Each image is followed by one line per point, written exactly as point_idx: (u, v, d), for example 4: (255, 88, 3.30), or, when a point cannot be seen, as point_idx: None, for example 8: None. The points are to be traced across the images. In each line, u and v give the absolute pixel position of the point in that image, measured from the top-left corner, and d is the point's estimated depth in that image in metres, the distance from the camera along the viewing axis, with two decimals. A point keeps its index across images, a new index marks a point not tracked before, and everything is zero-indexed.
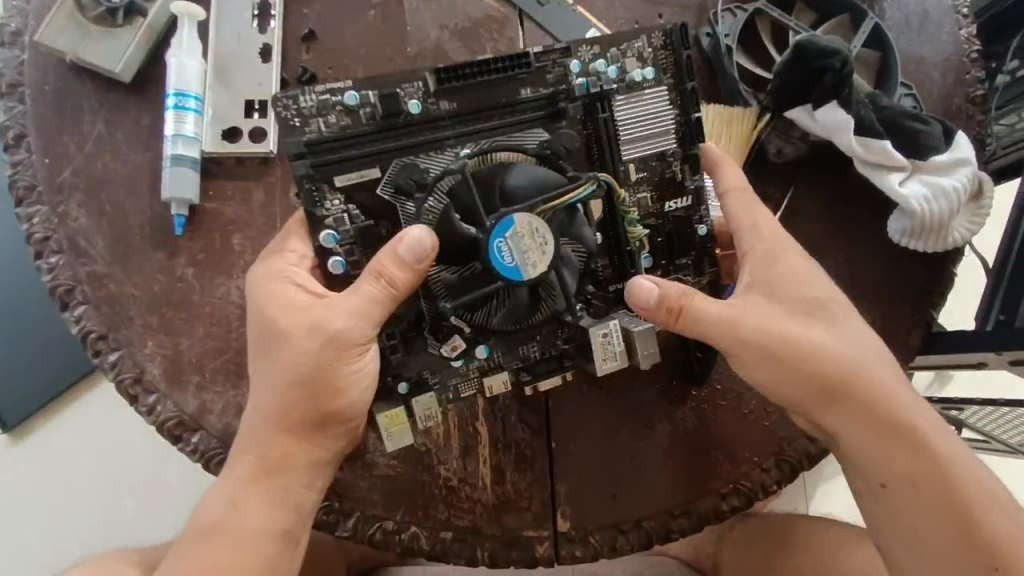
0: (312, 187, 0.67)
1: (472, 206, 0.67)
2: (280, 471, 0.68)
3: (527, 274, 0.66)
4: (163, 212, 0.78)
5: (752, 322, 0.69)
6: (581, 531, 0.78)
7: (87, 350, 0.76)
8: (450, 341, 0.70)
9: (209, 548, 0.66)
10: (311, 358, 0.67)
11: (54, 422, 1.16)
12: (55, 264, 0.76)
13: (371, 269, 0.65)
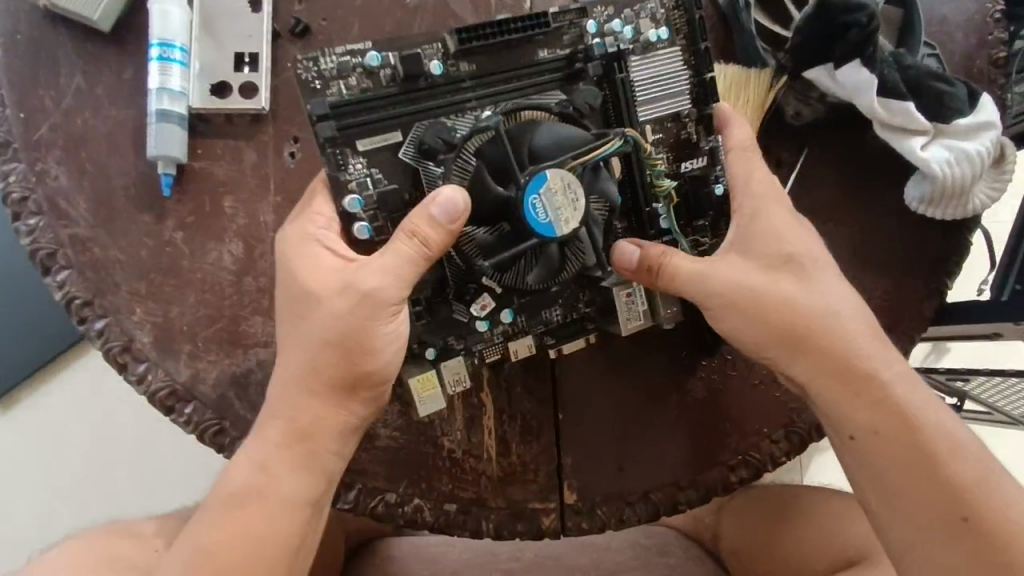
0: (335, 151, 0.64)
1: (506, 165, 0.63)
2: (311, 437, 0.62)
3: (561, 231, 0.63)
4: (149, 172, 0.74)
5: (724, 276, 0.67)
6: (588, 502, 0.76)
7: (71, 317, 0.72)
8: (480, 300, 0.67)
9: (229, 516, 0.60)
10: (346, 319, 0.61)
11: (41, 392, 1.13)
12: (35, 226, 0.72)
13: (404, 227, 0.60)
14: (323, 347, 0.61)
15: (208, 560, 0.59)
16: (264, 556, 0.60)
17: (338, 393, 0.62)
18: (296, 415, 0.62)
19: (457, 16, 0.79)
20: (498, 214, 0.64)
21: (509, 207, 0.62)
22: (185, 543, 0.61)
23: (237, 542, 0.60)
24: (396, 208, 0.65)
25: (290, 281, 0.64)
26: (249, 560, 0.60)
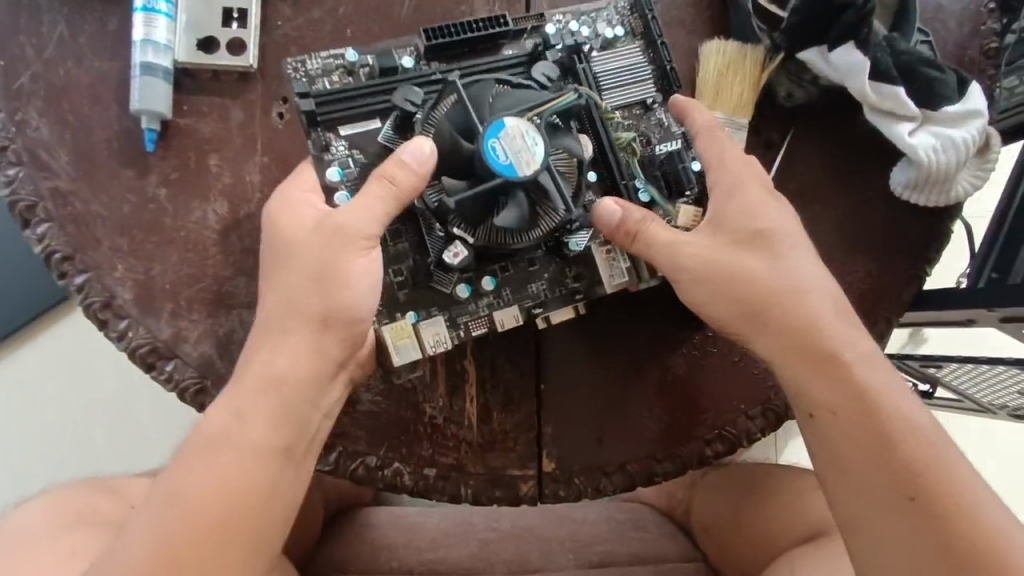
0: (320, 135, 0.68)
1: (470, 123, 0.65)
2: (288, 382, 0.61)
3: (522, 172, 0.63)
4: (133, 127, 0.72)
5: (699, 249, 0.67)
6: (566, 471, 0.77)
7: (51, 272, 0.71)
8: (452, 248, 0.66)
9: (202, 460, 0.59)
10: (321, 257, 0.62)
11: (22, 349, 1.12)
12: (14, 177, 0.70)
13: (378, 173, 0.62)
14: (305, 289, 0.62)
15: (182, 508, 0.57)
16: (240, 504, 0.58)
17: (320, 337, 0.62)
18: (274, 360, 0.61)
19: None
20: (470, 167, 0.65)
21: (473, 157, 0.65)
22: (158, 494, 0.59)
23: (212, 489, 0.58)
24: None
25: (272, 232, 0.64)
26: (225, 508, 0.58)
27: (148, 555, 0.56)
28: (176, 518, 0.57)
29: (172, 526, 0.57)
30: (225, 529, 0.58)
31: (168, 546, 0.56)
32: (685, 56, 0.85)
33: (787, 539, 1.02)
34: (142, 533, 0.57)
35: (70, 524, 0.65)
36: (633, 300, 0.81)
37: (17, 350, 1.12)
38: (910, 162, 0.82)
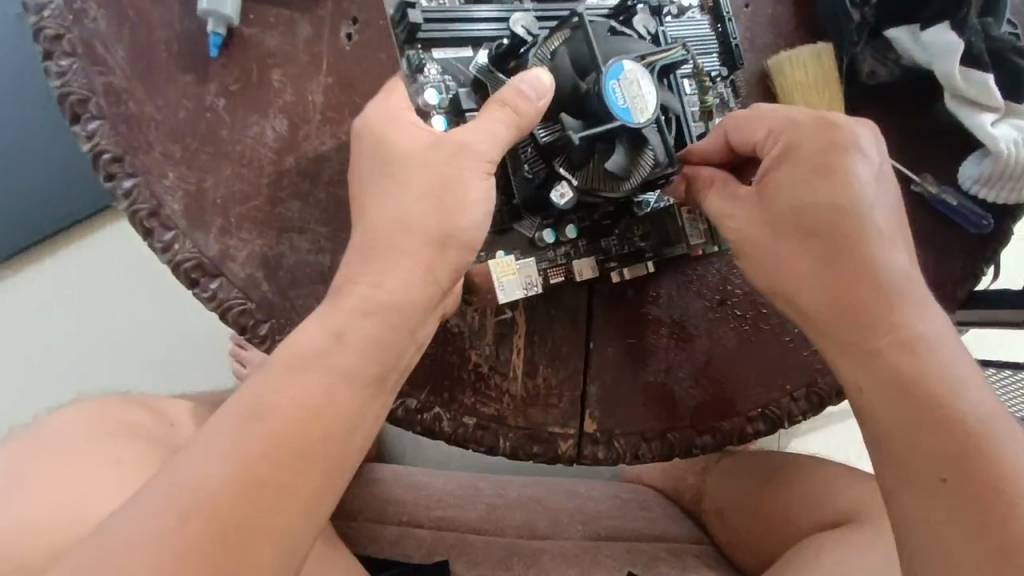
0: (413, 55, 0.68)
1: (587, 61, 0.63)
2: (393, 305, 0.56)
3: (636, 119, 0.62)
4: (196, 30, 0.69)
5: (732, 207, 0.66)
6: (606, 433, 0.76)
7: (98, 173, 0.67)
8: (558, 188, 0.65)
9: (293, 379, 0.52)
10: (441, 171, 0.57)
11: (86, 253, 1.26)
12: (66, 68, 0.66)
13: (495, 102, 0.58)
14: (422, 207, 0.57)
15: (265, 424, 0.50)
16: (328, 429, 0.52)
17: (433, 262, 0.57)
18: (381, 280, 0.56)
19: None
20: (583, 106, 0.63)
21: (586, 95, 0.62)
22: (229, 412, 0.51)
23: (300, 408, 0.51)
24: (472, 108, 0.66)
25: (378, 144, 0.59)
26: (311, 429, 0.51)
27: (219, 476, 0.48)
28: (256, 435, 0.50)
29: (249, 444, 0.49)
30: (302, 443, 0.51)
31: (243, 466, 0.49)
32: (765, 23, 0.82)
33: (805, 525, 1.02)
34: (209, 452, 0.49)
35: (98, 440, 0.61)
36: (695, 265, 0.79)
37: (81, 265, 1.26)
38: (988, 155, 0.79)
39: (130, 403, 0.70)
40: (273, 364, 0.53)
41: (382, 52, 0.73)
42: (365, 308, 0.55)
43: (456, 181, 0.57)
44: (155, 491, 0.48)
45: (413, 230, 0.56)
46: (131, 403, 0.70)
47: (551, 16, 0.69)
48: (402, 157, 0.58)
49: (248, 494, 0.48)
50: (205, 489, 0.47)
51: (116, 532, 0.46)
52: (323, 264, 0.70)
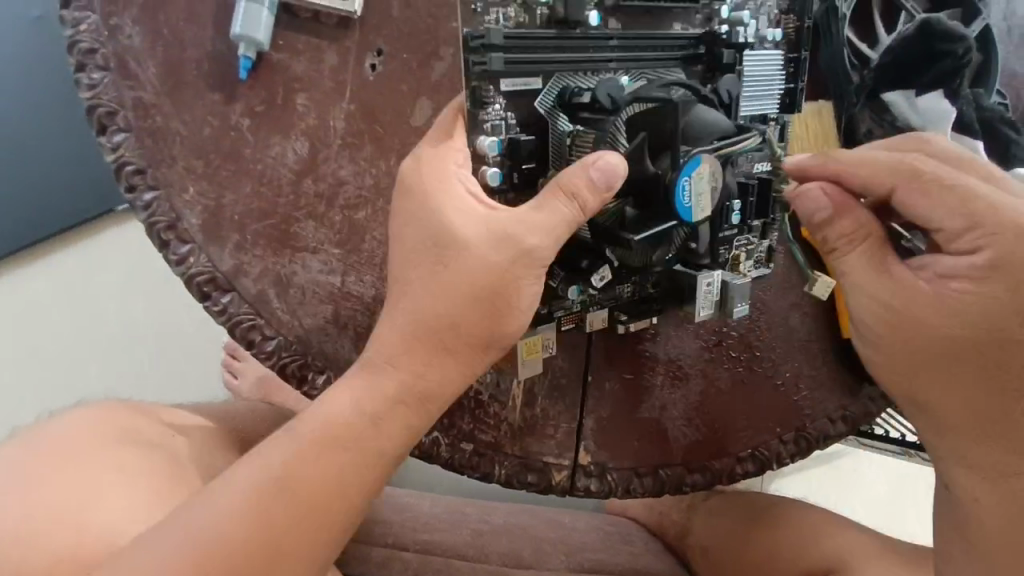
0: (477, 86, 0.60)
1: (668, 142, 0.62)
2: (429, 393, 0.57)
3: (696, 218, 0.65)
4: (227, 52, 0.71)
5: (866, 285, 0.62)
6: (599, 466, 0.77)
7: (119, 183, 0.69)
8: (600, 272, 0.67)
9: (323, 455, 0.53)
10: (497, 271, 0.56)
11: (96, 253, 1.28)
12: (98, 81, 0.68)
13: (563, 186, 0.57)
14: (472, 313, 0.56)
15: (292, 501, 0.52)
16: (345, 501, 0.54)
17: (470, 351, 0.57)
18: (425, 372, 0.56)
19: None
20: (648, 191, 0.63)
21: (658, 177, 0.62)
22: (246, 472, 0.52)
23: (324, 477, 0.53)
24: (528, 158, 0.62)
25: (424, 214, 0.58)
26: (329, 492, 0.53)
27: (231, 540, 0.50)
28: (270, 494, 0.52)
29: (261, 508, 0.51)
30: (320, 515, 0.53)
31: (256, 531, 0.50)
32: None
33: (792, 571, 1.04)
34: (222, 509, 0.51)
35: (99, 445, 0.62)
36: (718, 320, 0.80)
37: (88, 267, 1.27)
38: None
39: (132, 409, 0.71)
40: (293, 429, 0.54)
41: (404, 85, 0.76)
42: (397, 386, 0.56)
43: (511, 284, 0.56)
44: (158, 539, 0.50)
45: (462, 328, 0.56)
46: (135, 410, 0.71)
47: (631, 55, 0.66)
48: (453, 235, 0.56)
49: (267, 564, 0.50)
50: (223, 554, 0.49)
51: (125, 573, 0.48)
52: (333, 284, 0.72)
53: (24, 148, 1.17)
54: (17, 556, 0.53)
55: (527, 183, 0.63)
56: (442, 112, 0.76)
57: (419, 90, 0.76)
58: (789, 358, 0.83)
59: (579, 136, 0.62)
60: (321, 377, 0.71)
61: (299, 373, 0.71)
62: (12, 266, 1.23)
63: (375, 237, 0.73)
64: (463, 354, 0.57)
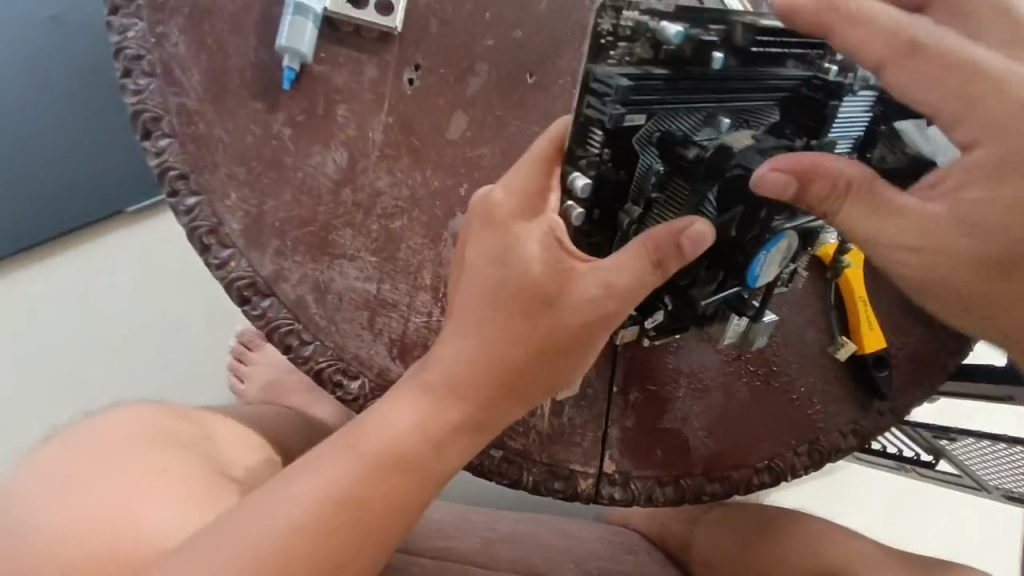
0: (585, 123, 0.54)
1: (755, 217, 0.62)
2: (485, 420, 0.58)
3: (759, 284, 0.67)
4: (271, 62, 0.72)
5: (891, 231, 0.56)
6: (624, 474, 0.79)
7: (162, 188, 0.70)
8: (654, 317, 0.69)
9: (382, 474, 0.54)
10: (572, 333, 0.56)
11: (136, 251, 1.47)
12: (144, 87, 0.69)
13: (651, 250, 0.55)
14: (536, 363, 0.57)
15: (352, 518, 0.53)
16: (400, 516, 0.55)
17: (533, 391, 0.58)
18: (485, 404, 0.57)
19: None
20: (725, 257, 0.64)
21: (740, 242, 0.63)
22: (304, 482, 0.53)
23: (382, 496, 0.54)
24: (611, 201, 0.59)
25: (499, 246, 0.56)
26: (384, 511, 0.54)
27: (289, 553, 0.50)
28: (329, 510, 0.52)
29: (318, 522, 0.51)
30: (375, 528, 0.54)
31: (313, 545, 0.51)
32: None
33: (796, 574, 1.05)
34: (280, 520, 0.51)
35: (141, 439, 0.64)
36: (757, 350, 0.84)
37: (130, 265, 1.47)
38: None
39: (166, 409, 0.72)
40: (352, 444, 0.55)
41: (441, 99, 0.78)
42: (460, 416, 0.57)
43: (583, 339, 0.57)
44: (209, 541, 0.51)
45: (527, 370, 0.57)
46: (168, 409, 0.73)
47: (740, 103, 0.59)
48: (533, 283, 0.55)
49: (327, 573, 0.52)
50: (284, 563, 0.50)
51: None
52: (369, 291, 0.73)
53: (24, 144, 1.32)
54: (70, 552, 0.55)
55: (604, 225, 0.61)
56: (477, 126, 0.78)
57: (456, 105, 0.78)
58: (805, 373, 0.86)
59: (670, 186, 0.60)
60: (355, 383, 0.72)
61: (335, 378, 0.72)
62: (70, 263, 1.45)
63: (410, 245, 0.75)
64: (529, 397, 0.59)
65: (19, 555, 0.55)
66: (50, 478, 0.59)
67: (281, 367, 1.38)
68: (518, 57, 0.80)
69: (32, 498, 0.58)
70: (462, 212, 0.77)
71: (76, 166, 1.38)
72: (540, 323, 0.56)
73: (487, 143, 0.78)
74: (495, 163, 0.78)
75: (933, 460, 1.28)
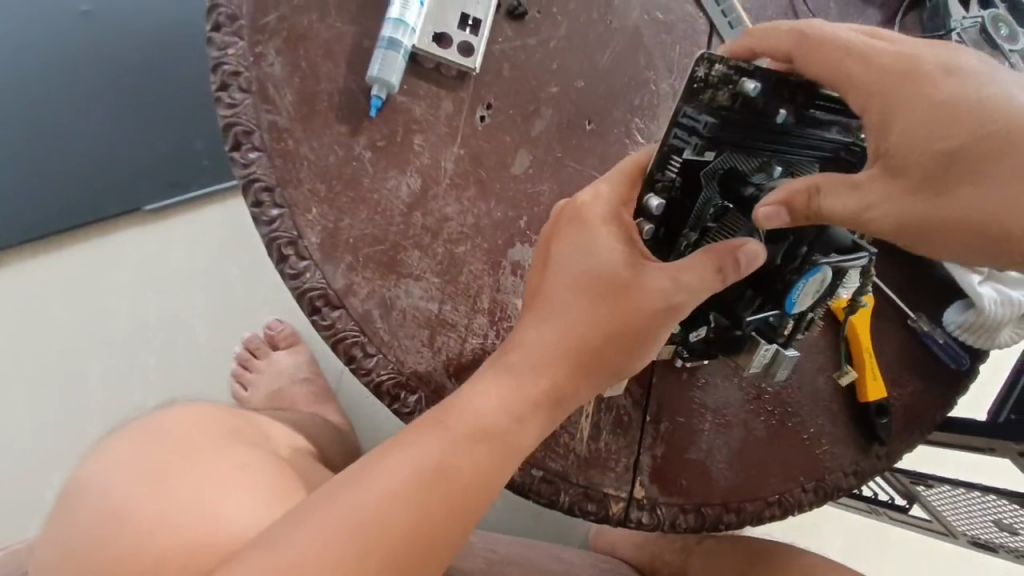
0: (666, 153, 0.64)
1: (798, 247, 0.69)
2: (559, 405, 0.63)
3: (796, 310, 0.71)
4: (358, 90, 0.77)
5: (852, 203, 0.57)
6: (651, 501, 0.84)
7: (246, 198, 0.74)
8: (697, 331, 0.77)
9: (470, 446, 0.58)
10: (648, 318, 0.63)
11: (151, 245, 1.47)
12: (239, 101, 0.74)
13: (713, 260, 0.61)
14: (614, 345, 0.63)
15: (445, 486, 0.56)
16: (485, 488, 0.58)
17: (604, 375, 0.64)
18: (562, 385, 0.63)
19: (648, 49, 0.89)
20: (769, 282, 0.71)
21: (781, 271, 0.70)
22: (400, 454, 0.56)
23: (469, 469, 0.57)
24: (677, 221, 0.69)
25: (584, 244, 0.64)
26: (472, 486, 0.57)
27: (384, 519, 0.53)
28: (421, 477, 0.55)
29: (412, 489, 0.55)
30: (463, 498, 0.57)
31: (409, 513, 0.54)
32: None
33: None
34: (375, 490, 0.54)
35: (213, 439, 0.65)
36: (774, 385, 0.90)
37: (143, 257, 1.46)
38: (971, 307, 0.97)
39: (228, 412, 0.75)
40: (440, 422, 0.59)
41: (507, 137, 0.83)
42: (539, 394, 0.62)
43: (654, 329, 0.63)
44: (303, 511, 0.53)
45: (605, 355, 0.63)
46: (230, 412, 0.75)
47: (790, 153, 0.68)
48: (611, 275, 0.63)
49: (421, 537, 0.54)
50: (381, 529, 0.53)
51: (281, 560, 0.50)
52: (431, 311, 0.77)
53: (43, 128, 1.32)
54: (166, 539, 0.56)
55: (665, 242, 0.70)
56: (538, 164, 0.84)
57: (521, 143, 0.83)
58: (815, 415, 0.93)
59: (726, 214, 0.69)
60: (413, 397, 0.76)
61: (394, 391, 0.76)
62: (81, 252, 1.44)
63: (471, 270, 0.79)
64: (599, 381, 0.65)
65: (102, 540, 0.57)
66: (135, 465, 0.61)
67: (287, 377, 1.38)
68: (578, 105, 0.86)
69: (118, 487, 0.59)
70: (522, 243, 0.82)
71: (95, 153, 1.37)
72: (617, 314, 0.63)
73: (546, 181, 0.84)
74: (553, 200, 0.84)
75: (908, 506, 1.37)
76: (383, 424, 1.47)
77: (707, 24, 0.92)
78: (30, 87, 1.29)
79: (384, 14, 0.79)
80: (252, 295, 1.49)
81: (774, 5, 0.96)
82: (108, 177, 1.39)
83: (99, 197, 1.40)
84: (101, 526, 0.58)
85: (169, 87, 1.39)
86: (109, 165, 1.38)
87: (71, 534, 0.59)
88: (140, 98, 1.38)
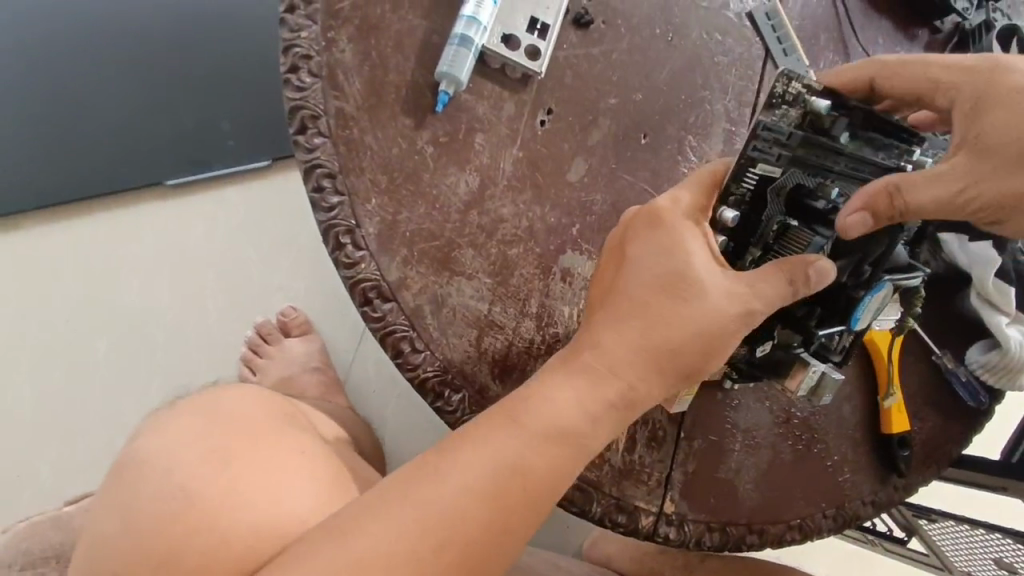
0: (743, 165, 0.66)
1: (863, 258, 0.70)
2: (633, 401, 0.64)
3: (860, 325, 0.73)
4: (426, 84, 0.77)
5: (939, 192, 0.62)
6: (679, 516, 0.86)
7: (307, 183, 0.74)
8: (760, 345, 0.77)
9: (540, 441, 0.59)
10: (725, 322, 0.64)
11: (172, 218, 1.44)
12: (308, 86, 0.74)
13: (786, 272, 0.64)
14: (694, 348, 0.64)
15: (515, 480, 0.57)
16: (554, 482, 0.60)
17: (678, 378, 0.65)
18: (637, 383, 0.64)
19: (706, 69, 0.90)
20: (833, 297, 0.73)
21: (847, 288, 0.72)
22: (474, 449, 0.58)
23: (540, 464, 0.59)
24: (746, 232, 0.71)
25: (665, 243, 0.65)
26: (542, 480, 0.59)
27: (463, 515, 0.55)
28: (492, 471, 0.57)
29: (485, 481, 0.57)
30: (532, 493, 0.58)
31: (486, 510, 0.56)
32: None
33: None
34: (449, 485, 0.56)
35: (270, 420, 0.69)
36: (804, 411, 0.91)
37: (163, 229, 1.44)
38: (995, 348, 0.98)
39: (278, 402, 0.76)
40: (511, 416, 0.60)
41: (565, 144, 0.83)
42: (615, 392, 0.63)
43: (732, 331, 0.64)
44: (372, 500, 0.56)
45: (685, 354, 0.64)
46: (278, 401, 0.76)
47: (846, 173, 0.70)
48: (690, 277, 0.64)
49: (493, 528, 0.56)
50: (453, 522, 0.55)
51: (351, 538, 0.54)
52: (480, 311, 0.77)
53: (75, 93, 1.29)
54: (227, 524, 0.58)
55: (734, 252, 0.73)
56: (593, 173, 0.84)
57: (579, 151, 0.84)
58: (840, 444, 0.93)
59: (789, 232, 0.71)
60: (457, 396, 0.76)
61: (438, 387, 0.76)
62: (104, 220, 1.42)
63: (521, 274, 0.79)
64: (674, 381, 0.65)
65: (173, 517, 0.59)
66: (204, 447, 0.63)
67: (298, 365, 1.35)
68: (636, 118, 0.86)
69: (186, 468, 0.62)
70: (573, 250, 0.82)
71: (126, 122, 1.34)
72: (698, 309, 0.64)
73: (599, 191, 0.84)
74: (605, 211, 0.84)
75: (906, 538, 1.38)
76: (388, 421, 1.45)
77: (763, 53, 0.92)
78: (71, 48, 1.27)
79: (456, 11, 0.78)
80: (269, 279, 1.47)
81: (827, 37, 0.97)
82: (137, 147, 1.37)
83: (126, 168, 1.38)
84: (168, 502, 0.60)
85: (202, 61, 1.37)
86: (138, 135, 1.36)
87: (135, 510, 0.60)
88: (174, 70, 1.35)
